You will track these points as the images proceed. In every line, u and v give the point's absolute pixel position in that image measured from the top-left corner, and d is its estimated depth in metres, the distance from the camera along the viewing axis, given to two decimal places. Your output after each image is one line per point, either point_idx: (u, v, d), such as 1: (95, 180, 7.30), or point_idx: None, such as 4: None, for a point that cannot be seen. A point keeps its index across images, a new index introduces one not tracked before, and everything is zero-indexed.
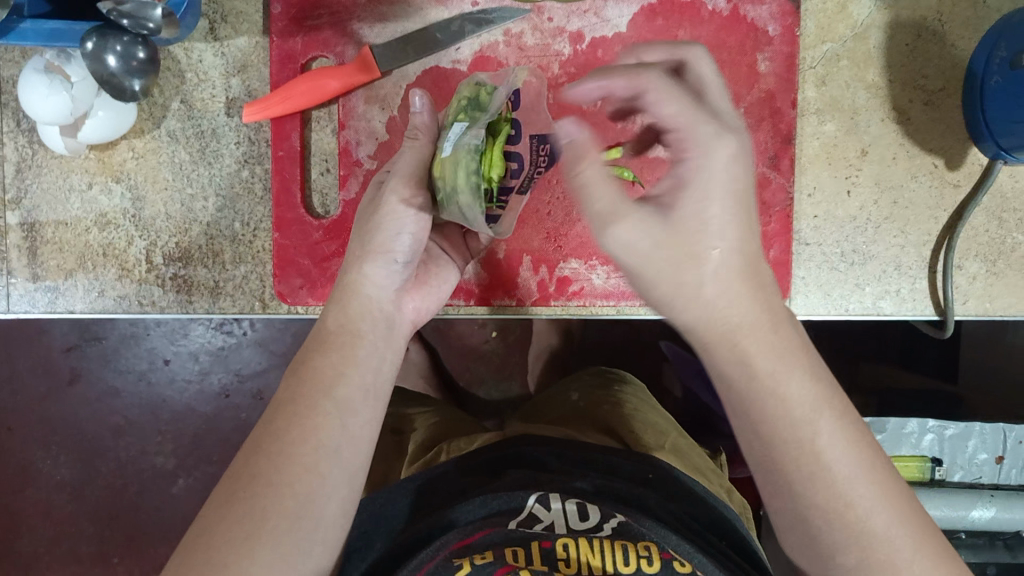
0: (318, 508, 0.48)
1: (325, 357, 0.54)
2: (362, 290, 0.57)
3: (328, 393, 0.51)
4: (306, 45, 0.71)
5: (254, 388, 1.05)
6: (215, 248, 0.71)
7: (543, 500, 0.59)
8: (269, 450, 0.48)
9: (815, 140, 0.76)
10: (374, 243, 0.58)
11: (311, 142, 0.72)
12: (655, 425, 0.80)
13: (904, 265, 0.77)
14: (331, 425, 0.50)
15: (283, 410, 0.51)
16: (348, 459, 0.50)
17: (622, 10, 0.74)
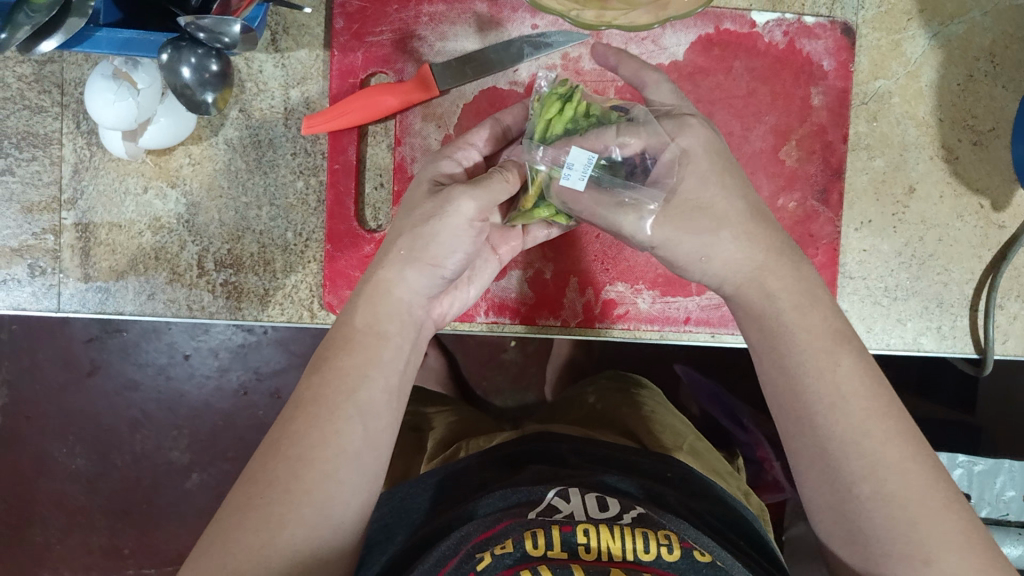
0: (336, 506, 0.49)
1: (347, 357, 0.53)
2: (396, 291, 0.56)
3: (350, 395, 0.51)
4: (366, 60, 0.72)
5: (272, 386, 1.04)
6: (266, 256, 0.72)
7: (563, 493, 0.58)
8: (288, 454, 0.49)
9: (864, 175, 0.77)
10: (427, 253, 0.55)
11: (367, 157, 0.73)
12: (674, 428, 0.82)
13: (947, 302, 0.77)
14: (353, 430, 0.51)
15: (302, 412, 0.51)
16: (367, 463, 0.51)
17: (679, 39, 0.74)
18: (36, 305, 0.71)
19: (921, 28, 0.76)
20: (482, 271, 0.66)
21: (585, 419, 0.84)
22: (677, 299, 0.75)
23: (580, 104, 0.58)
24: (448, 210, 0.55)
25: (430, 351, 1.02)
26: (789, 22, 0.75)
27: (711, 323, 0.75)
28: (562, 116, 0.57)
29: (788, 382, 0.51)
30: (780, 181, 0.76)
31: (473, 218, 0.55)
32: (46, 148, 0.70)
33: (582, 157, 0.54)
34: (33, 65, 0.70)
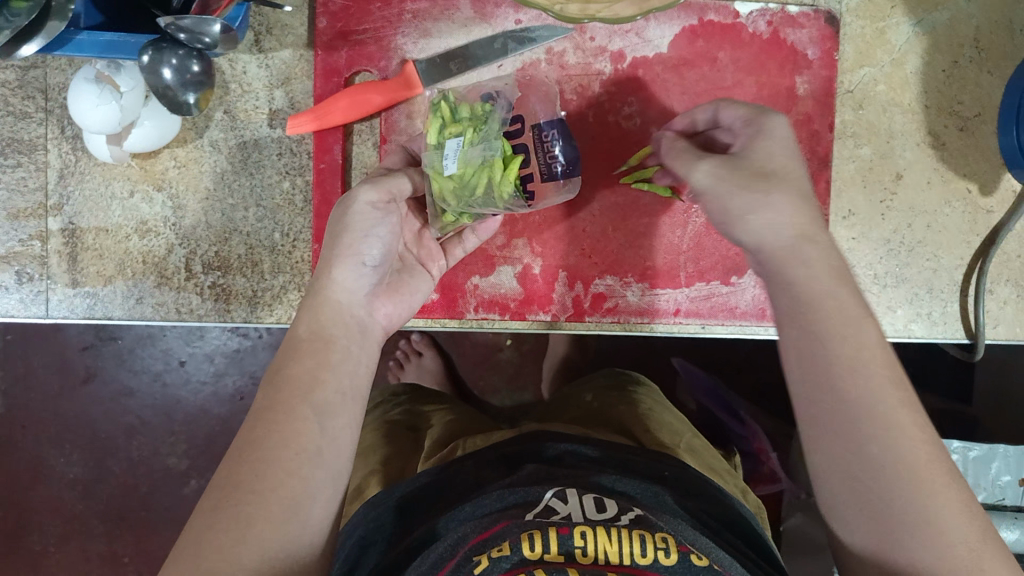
0: (304, 503, 0.49)
1: (297, 360, 0.54)
2: (330, 295, 0.58)
3: (306, 397, 0.52)
4: (350, 58, 0.71)
5: None
6: (254, 257, 0.72)
7: (560, 493, 0.58)
8: (252, 457, 0.49)
9: (851, 163, 0.77)
10: (344, 247, 0.58)
11: (352, 156, 0.73)
12: (671, 425, 0.82)
13: (937, 289, 0.77)
14: (311, 429, 0.51)
15: (262, 417, 0.51)
16: (330, 461, 0.52)
17: (663, 31, 0.74)
18: (25, 312, 0.71)
19: (905, 15, 0.76)
20: (420, 283, 0.66)
21: (581, 418, 0.84)
22: (666, 291, 0.75)
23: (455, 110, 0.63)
24: (349, 203, 0.59)
25: (425, 352, 1.03)
26: (773, 12, 0.75)
27: (701, 314, 0.75)
28: (433, 125, 0.62)
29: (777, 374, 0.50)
30: None
31: (377, 203, 0.60)
32: (31, 153, 0.70)
33: (451, 144, 0.60)
34: (16, 71, 0.69)
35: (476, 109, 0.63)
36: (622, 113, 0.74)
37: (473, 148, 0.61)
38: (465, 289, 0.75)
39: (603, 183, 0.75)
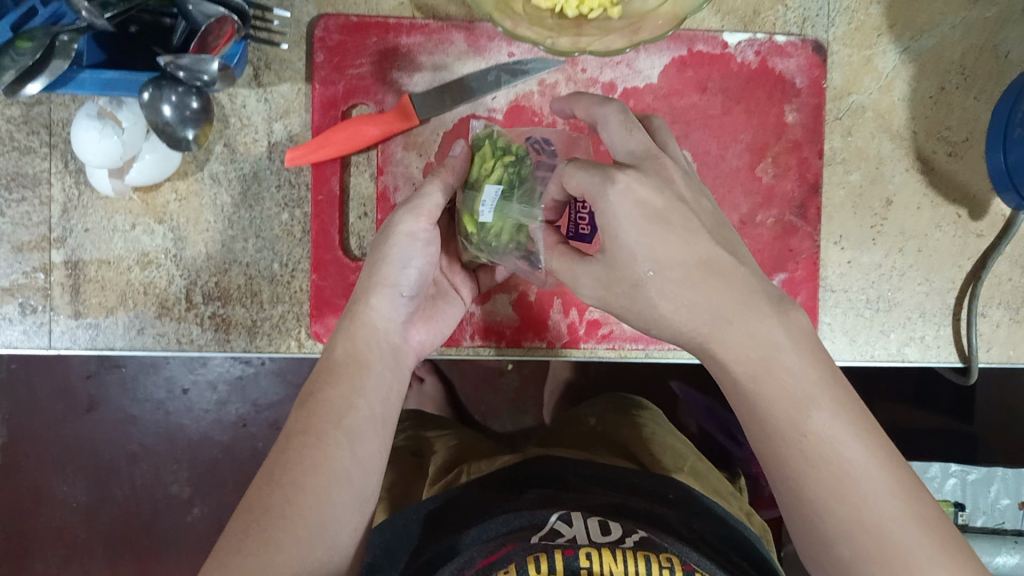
0: (332, 527, 0.51)
1: (334, 385, 0.57)
2: (367, 322, 0.61)
3: (337, 422, 0.55)
4: (347, 92, 0.73)
5: (270, 417, 1.05)
6: (253, 288, 0.73)
7: (564, 518, 0.59)
8: (281, 480, 0.51)
9: (841, 189, 0.78)
10: (381, 277, 0.61)
11: (350, 187, 0.74)
12: (675, 448, 0.82)
13: (929, 313, 0.78)
14: (342, 453, 0.53)
15: (294, 441, 0.53)
16: (358, 485, 0.54)
17: (653, 62, 0.75)
18: (28, 343, 0.72)
19: (891, 43, 0.77)
20: (450, 310, 0.70)
21: (585, 440, 0.84)
22: None
23: (508, 154, 0.64)
24: (391, 231, 0.62)
25: (427, 377, 1.03)
26: (760, 42, 0.76)
27: None
28: (488, 164, 0.63)
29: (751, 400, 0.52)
30: (758, 198, 0.77)
31: (419, 232, 0.62)
32: (35, 188, 0.72)
33: (490, 192, 0.61)
34: (21, 107, 0.71)
35: (521, 156, 0.64)
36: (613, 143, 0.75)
37: (520, 206, 0.62)
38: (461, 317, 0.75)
39: None
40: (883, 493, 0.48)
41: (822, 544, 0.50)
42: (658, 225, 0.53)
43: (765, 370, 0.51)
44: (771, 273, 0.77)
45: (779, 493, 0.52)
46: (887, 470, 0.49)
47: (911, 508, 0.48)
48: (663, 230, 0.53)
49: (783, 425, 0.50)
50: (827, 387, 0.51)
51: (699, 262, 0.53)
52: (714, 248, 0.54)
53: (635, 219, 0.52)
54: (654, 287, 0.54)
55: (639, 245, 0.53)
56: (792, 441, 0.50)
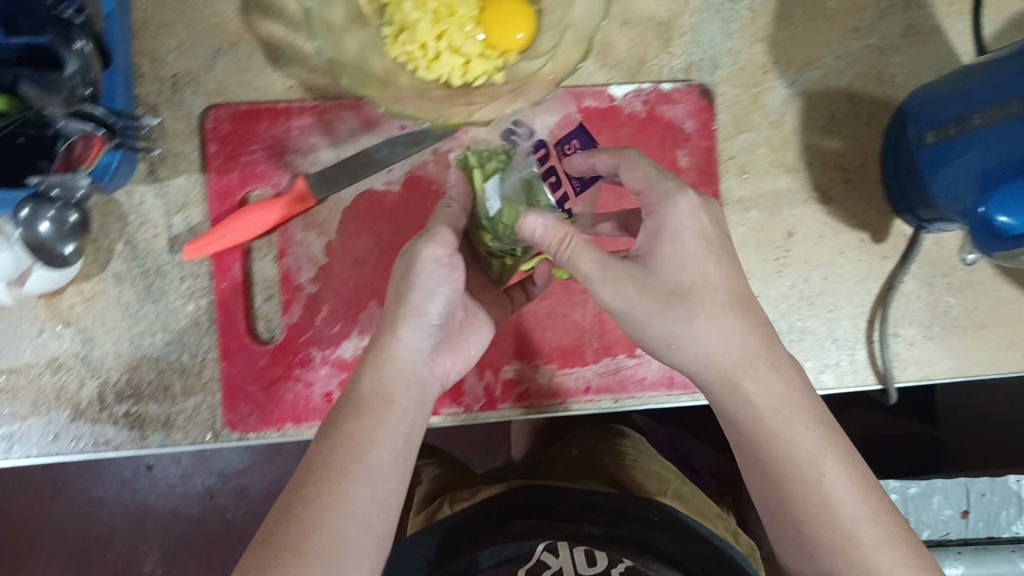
0: (350, 566, 0.52)
1: (359, 420, 0.58)
2: (398, 353, 0.60)
3: (358, 460, 0.55)
4: (243, 179, 0.74)
5: (237, 486, 1.03)
6: (165, 382, 0.73)
7: (551, 547, 0.68)
8: (299, 517, 0.52)
9: (741, 227, 0.79)
10: (410, 305, 0.60)
11: (254, 272, 0.74)
12: (658, 473, 0.82)
13: (841, 338, 0.79)
14: (358, 493, 0.54)
15: (315, 477, 0.55)
16: (376, 524, 0.54)
17: (544, 120, 0.76)
18: None
19: (778, 79, 0.79)
20: (476, 338, 0.69)
21: (569, 471, 0.85)
22: (573, 370, 0.77)
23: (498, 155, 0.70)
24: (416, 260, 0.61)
25: None
26: (647, 91, 0.77)
27: (611, 389, 0.77)
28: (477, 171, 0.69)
29: (743, 392, 0.61)
30: None
31: (440, 258, 0.61)
32: None
33: (490, 185, 0.68)
34: None
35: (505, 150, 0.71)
36: None
37: (511, 180, 0.68)
38: None
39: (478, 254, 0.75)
40: (847, 495, 0.59)
41: (805, 551, 0.60)
42: (713, 250, 0.61)
43: (786, 410, 0.60)
44: None
45: (768, 505, 0.61)
46: (876, 505, 0.59)
47: (890, 537, 0.58)
48: (712, 250, 0.61)
49: (771, 438, 0.60)
50: (796, 400, 0.61)
51: (736, 295, 0.61)
52: (733, 271, 0.62)
53: (692, 236, 0.61)
54: (682, 304, 0.59)
55: (682, 261, 0.60)
56: (795, 468, 0.59)
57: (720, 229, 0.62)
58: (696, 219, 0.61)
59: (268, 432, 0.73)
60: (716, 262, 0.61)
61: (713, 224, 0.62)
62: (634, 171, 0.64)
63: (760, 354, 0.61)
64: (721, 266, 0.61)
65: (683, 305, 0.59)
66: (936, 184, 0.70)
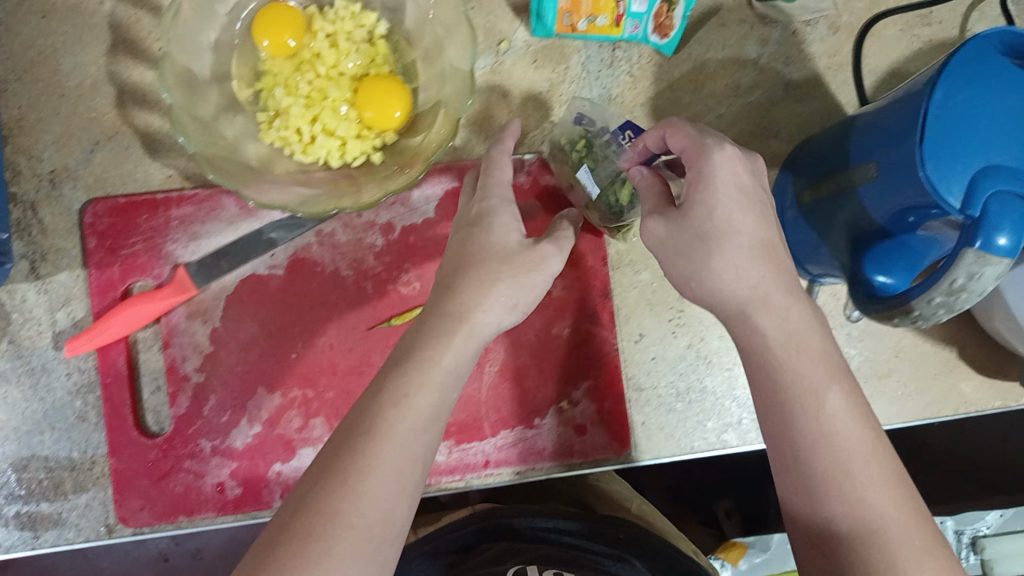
0: (377, 537, 0.49)
1: (405, 377, 0.55)
2: (476, 318, 0.58)
3: (393, 422, 0.53)
4: (124, 271, 0.73)
5: (191, 548, 1.03)
6: (55, 479, 0.72)
7: None
8: (341, 478, 0.50)
9: (632, 290, 0.78)
10: (500, 274, 0.59)
11: (140, 363, 0.74)
12: (621, 493, 0.86)
13: (742, 397, 0.77)
14: (392, 450, 0.52)
15: (351, 444, 0.52)
16: (409, 485, 0.52)
17: (427, 196, 0.75)
18: None
19: None
20: None
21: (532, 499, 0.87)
22: (472, 444, 0.76)
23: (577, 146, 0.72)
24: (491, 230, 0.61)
25: None
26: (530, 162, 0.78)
27: (511, 461, 0.76)
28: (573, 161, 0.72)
29: (752, 322, 0.56)
30: (551, 312, 0.77)
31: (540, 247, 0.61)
32: None
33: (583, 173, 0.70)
34: None
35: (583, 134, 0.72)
36: (401, 280, 0.75)
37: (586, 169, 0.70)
38: (268, 478, 0.73)
39: (365, 334, 0.74)
40: (852, 431, 0.53)
41: (810, 494, 0.52)
42: (746, 200, 0.56)
43: (800, 341, 0.55)
44: (575, 383, 0.77)
45: (769, 433, 0.56)
46: (876, 454, 0.52)
47: (887, 487, 0.51)
48: (746, 201, 0.56)
49: (792, 378, 0.54)
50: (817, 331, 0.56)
51: (763, 242, 0.56)
52: (773, 234, 0.57)
53: (728, 184, 0.56)
54: (720, 250, 0.56)
55: (722, 208, 0.56)
56: (810, 416, 0.53)
57: (754, 178, 0.57)
58: (732, 167, 0.56)
59: (162, 524, 0.73)
60: (762, 215, 0.57)
61: (747, 172, 0.57)
62: (677, 135, 0.59)
63: (773, 296, 0.55)
64: (762, 228, 0.56)
65: (708, 246, 0.56)
66: (868, 190, 0.64)
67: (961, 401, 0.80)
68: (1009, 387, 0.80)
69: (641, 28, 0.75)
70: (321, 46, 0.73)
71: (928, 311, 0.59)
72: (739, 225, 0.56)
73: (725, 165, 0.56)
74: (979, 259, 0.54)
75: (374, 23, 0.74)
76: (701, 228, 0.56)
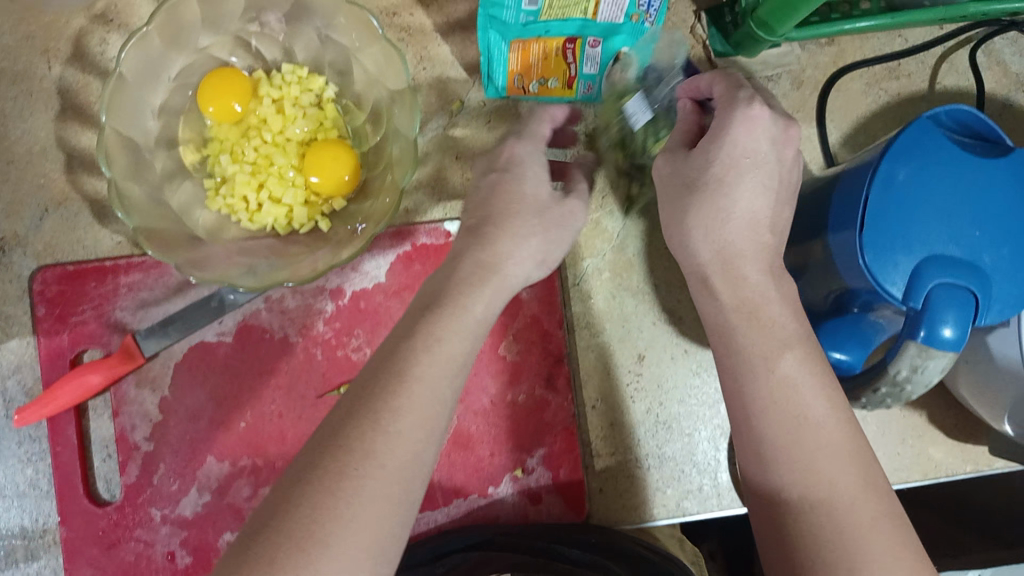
0: (402, 481, 0.46)
1: (437, 322, 0.52)
2: (502, 267, 0.57)
3: (413, 364, 0.50)
4: (72, 339, 0.73)
5: None
6: (7, 547, 0.72)
7: None
8: (369, 415, 0.47)
9: (590, 353, 0.77)
10: (521, 222, 0.58)
11: (91, 431, 0.74)
12: None
13: (701, 463, 0.76)
14: (421, 391, 0.49)
15: (380, 382, 0.49)
16: (437, 430, 0.48)
17: (377, 261, 0.75)
18: None
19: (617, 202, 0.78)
20: None
21: None
22: (425, 513, 0.74)
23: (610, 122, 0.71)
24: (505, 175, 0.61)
25: None
26: None
27: None
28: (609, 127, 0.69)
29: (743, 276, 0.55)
30: (505, 377, 0.76)
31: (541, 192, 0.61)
32: None
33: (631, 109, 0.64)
34: None
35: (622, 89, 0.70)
36: (351, 345, 0.74)
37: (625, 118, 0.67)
38: (218, 547, 0.73)
39: (314, 403, 0.73)
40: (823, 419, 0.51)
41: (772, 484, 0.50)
42: (752, 171, 0.55)
43: (778, 331, 0.53)
44: (529, 450, 0.75)
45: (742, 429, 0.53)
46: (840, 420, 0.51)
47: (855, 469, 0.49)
48: (755, 172, 0.55)
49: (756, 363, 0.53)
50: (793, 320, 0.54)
51: (756, 218, 0.55)
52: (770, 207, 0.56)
53: (734, 144, 0.54)
54: (697, 210, 0.56)
55: (719, 163, 0.55)
56: (761, 377, 0.52)
57: (775, 146, 0.55)
58: (751, 128, 0.54)
59: None
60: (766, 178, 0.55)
61: (767, 137, 0.55)
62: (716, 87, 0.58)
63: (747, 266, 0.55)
64: (762, 199, 0.55)
65: (693, 201, 0.56)
66: (831, 262, 0.60)
67: (930, 467, 0.78)
68: (977, 452, 0.78)
69: (595, 88, 0.73)
70: (267, 112, 0.72)
71: (874, 400, 0.56)
72: (732, 188, 0.55)
73: (746, 125, 0.54)
74: (921, 354, 0.51)
75: (322, 87, 0.74)
76: (696, 180, 0.56)
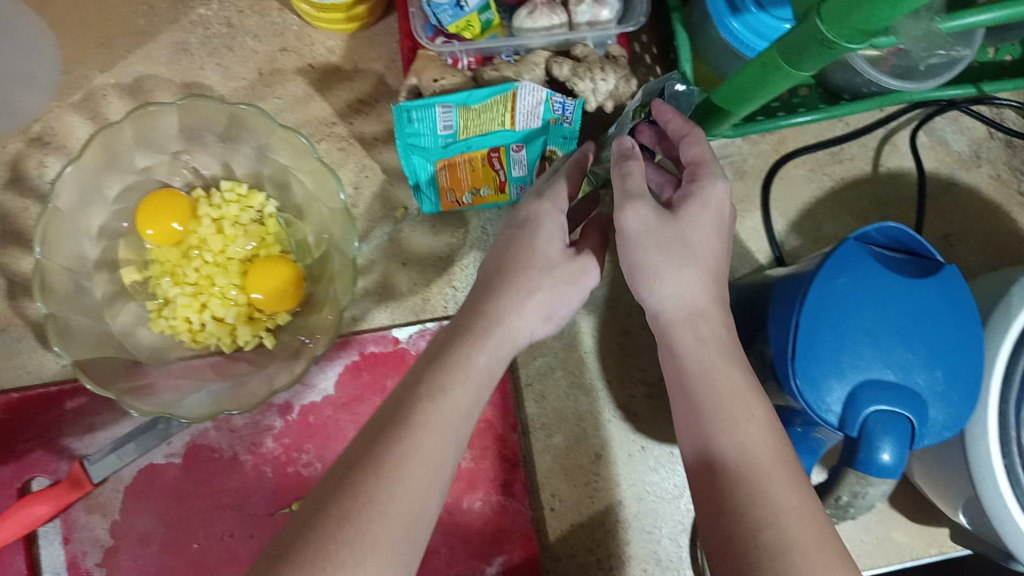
0: (408, 532, 0.42)
1: (442, 375, 0.49)
2: (512, 323, 0.52)
3: (418, 412, 0.46)
4: (19, 468, 0.72)
5: None
6: None
7: None
8: (378, 467, 0.43)
9: (546, 455, 0.76)
10: (532, 272, 0.54)
11: (41, 560, 0.71)
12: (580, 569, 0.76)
13: (663, 559, 0.75)
14: (423, 442, 0.45)
15: (389, 432, 0.45)
16: (438, 481, 0.44)
17: (325, 374, 0.75)
18: None
19: None
20: None
21: None
22: None
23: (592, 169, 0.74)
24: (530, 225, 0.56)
25: None
26: (431, 330, 0.75)
27: None
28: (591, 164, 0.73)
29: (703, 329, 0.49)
30: (461, 483, 0.75)
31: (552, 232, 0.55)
32: None
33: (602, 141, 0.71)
34: None
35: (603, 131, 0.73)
36: (300, 461, 0.74)
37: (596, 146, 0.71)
38: None
39: (267, 520, 0.72)
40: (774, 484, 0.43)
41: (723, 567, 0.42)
42: (712, 231, 0.52)
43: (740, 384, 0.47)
44: (488, 557, 0.74)
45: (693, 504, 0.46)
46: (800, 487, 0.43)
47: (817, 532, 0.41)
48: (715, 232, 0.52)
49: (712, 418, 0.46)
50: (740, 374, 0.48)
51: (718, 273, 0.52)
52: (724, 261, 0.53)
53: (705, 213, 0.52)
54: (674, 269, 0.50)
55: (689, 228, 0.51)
56: (726, 435, 0.45)
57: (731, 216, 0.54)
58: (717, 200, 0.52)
59: None
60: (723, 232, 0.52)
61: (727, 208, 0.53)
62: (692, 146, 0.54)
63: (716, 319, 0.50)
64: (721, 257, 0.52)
65: (681, 257, 0.51)
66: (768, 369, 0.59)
67: (896, 551, 0.77)
68: (939, 533, 0.77)
69: (527, 190, 0.74)
70: (207, 233, 0.72)
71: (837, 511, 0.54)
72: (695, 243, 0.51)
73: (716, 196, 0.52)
74: (860, 480, 0.51)
75: (262, 203, 0.74)
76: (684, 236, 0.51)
